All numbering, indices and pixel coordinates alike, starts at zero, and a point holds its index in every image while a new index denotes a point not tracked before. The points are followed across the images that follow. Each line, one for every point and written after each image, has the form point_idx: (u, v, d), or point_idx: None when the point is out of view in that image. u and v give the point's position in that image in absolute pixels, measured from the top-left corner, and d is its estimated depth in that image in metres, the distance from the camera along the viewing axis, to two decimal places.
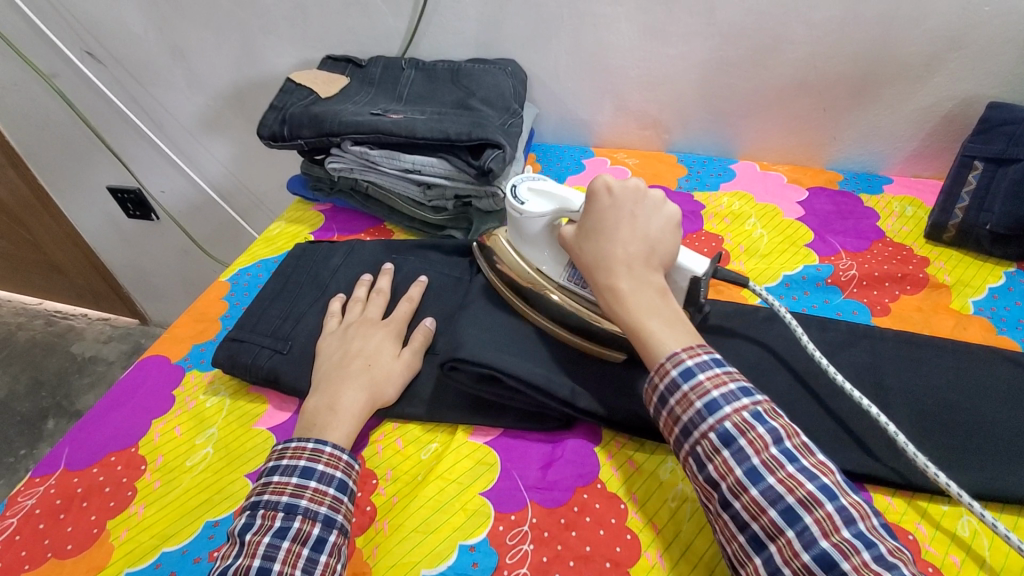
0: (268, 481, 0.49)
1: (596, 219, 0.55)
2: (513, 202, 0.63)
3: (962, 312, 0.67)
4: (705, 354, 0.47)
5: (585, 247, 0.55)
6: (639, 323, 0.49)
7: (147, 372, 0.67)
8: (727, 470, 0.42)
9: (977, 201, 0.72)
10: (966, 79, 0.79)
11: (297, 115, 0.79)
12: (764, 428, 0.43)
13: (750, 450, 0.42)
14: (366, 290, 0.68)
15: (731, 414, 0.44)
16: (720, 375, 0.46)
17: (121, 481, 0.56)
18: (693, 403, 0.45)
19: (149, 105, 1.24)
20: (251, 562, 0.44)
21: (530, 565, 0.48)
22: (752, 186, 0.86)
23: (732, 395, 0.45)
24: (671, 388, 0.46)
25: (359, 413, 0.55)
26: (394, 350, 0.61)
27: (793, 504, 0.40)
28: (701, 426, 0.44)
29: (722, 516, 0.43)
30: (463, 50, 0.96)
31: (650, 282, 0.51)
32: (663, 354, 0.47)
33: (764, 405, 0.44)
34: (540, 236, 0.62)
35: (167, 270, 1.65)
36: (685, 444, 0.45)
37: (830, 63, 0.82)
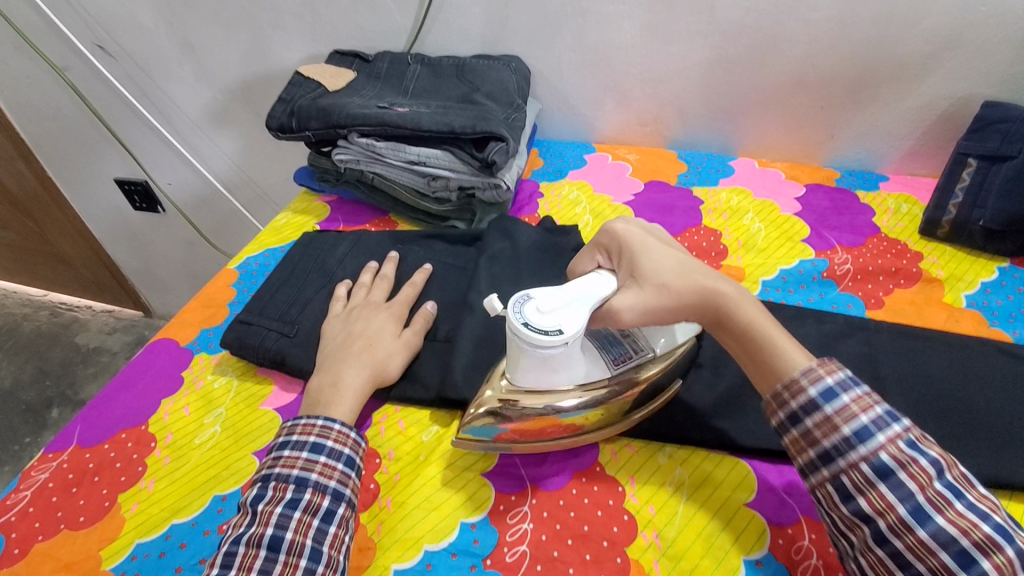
0: (279, 455, 0.50)
1: (651, 252, 0.52)
2: (545, 337, 0.47)
3: (955, 305, 0.68)
4: (840, 371, 0.46)
5: (675, 281, 0.51)
6: (771, 330, 0.49)
7: (156, 353, 0.68)
8: (887, 505, 0.41)
9: (971, 197, 0.74)
10: (962, 79, 0.80)
11: (305, 107, 0.80)
12: (926, 460, 0.41)
13: (913, 486, 0.41)
14: (371, 276, 0.69)
15: (886, 444, 0.42)
16: (865, 398, 0.44)
17: (131, 458, 0.58)
18: (838, 427, 0.44)
19: (157, 98, 1.26)
20: (263, 530, 0.46)
21: (529, 543, 0.50)
22: (750, 182, 0.88)
23: (882, 421, 0.43)
24: (809, 408, 0.45)
25: (361, 389, 0.56)
26: (395, 330, 0.62)
27: (968, 547, 0.38)
28: (850, 455, 0.43)
29: (873, 552, 0.41)
30: (468, 46, 0.98)
31: (739, 292, 0.52)
32: (809, 359, 0.47)
33: (915, 431, 0.43)
34: (576, 354, 0.51)
35: (172, 262, 1.67)
36: (825, 471, 0.44)
37: (829, 62, 0.83)
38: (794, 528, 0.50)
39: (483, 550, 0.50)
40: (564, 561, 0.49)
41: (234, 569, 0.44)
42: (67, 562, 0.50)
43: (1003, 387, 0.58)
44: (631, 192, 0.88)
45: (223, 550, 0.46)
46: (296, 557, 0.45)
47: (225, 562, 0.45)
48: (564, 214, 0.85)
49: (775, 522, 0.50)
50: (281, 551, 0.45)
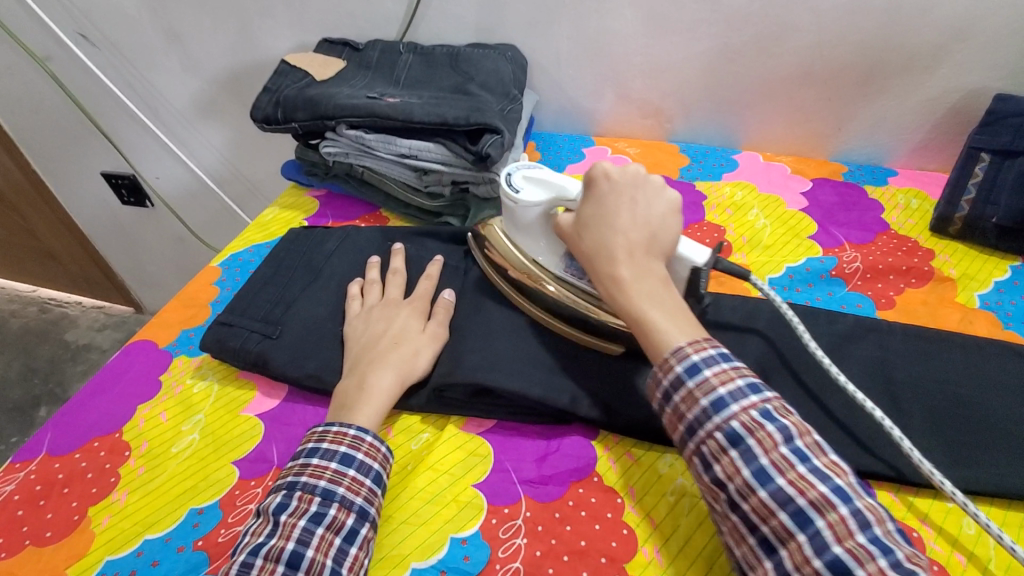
0: (307, 463, 0.48)
1: (597, 206, 0.54)
2: (505, 190, 0.60)
3: (968, 306, 0.65)
4: (712, 350, 0.45)
5: (585, 235, 0.53)
6: (642, 310, 0.48)
7: (133, 356, 0.65)
8: (734, 471, 0.41)
9: (983, 193, 0.71)
10: (975, 70, 0.77)
11: (291, 98, 0.77)
12: (775, 427, 0.41)
13: (793, 491, 0.39)
14: (379, 272, 0.66)
15: (739, 412, 0.42)
16: (727, 372, 0.44)
17: (103, 467, 0.55)
18: (698, 400, 0.43)
19: (142, 89, 1.22)
20: (285, 544, 0.43)
21: (523, 560, 0.47)
22: (755, 176, 0.85)
23: (738, 392, 0.43)
24: (675, 384, 0.45)
25: (391, 392, 0.54)
26: (420, 325, 0.60)
27: (805, 506, 0.38)
28: (707, 425, 0.43)
29: (730, 519, 0.42)
30: (462, 34, 0.94)
31: (651, 269, 0.50)
32: (670, 347, 0.46)
33: (774, 402, 0.43)
34: (532, 224, 0.61)
35: (161, 258, 1.63)
36: (690, 442, 0.44)
37: (837, 52, 0.80)
38: None
39: (474, 567, 0.47)
40: None
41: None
42: None
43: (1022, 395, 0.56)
44: None
45: (239, 561, 0.43)
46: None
47: (241, 573, 0.42)
48: None
49: None
50: (300, 569, 0.42)
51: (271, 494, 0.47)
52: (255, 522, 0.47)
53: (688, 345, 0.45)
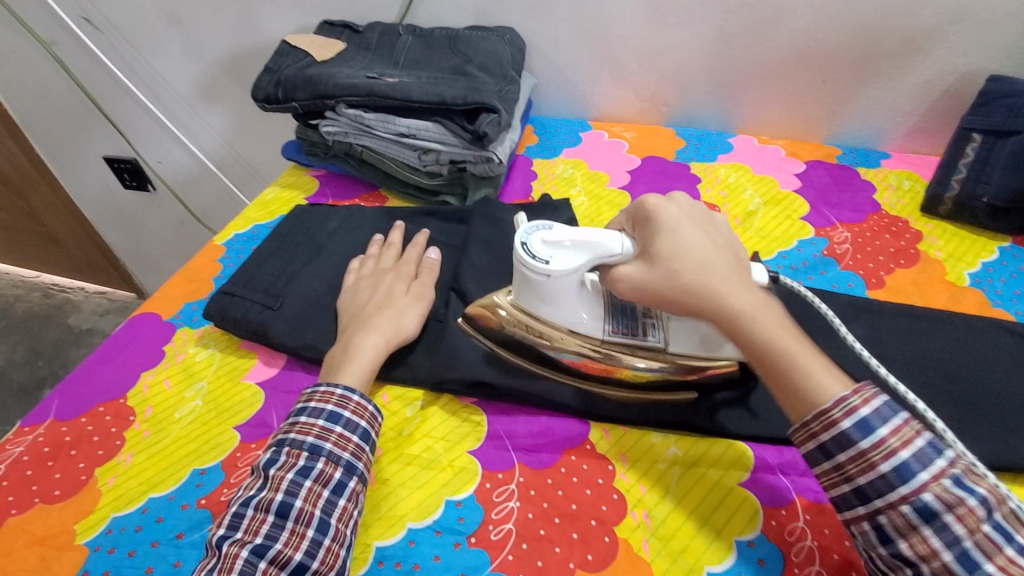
0: (295, 421, 0.49)
1: (676, 240, 0.48)
2: (534, 264, 0.51)
3: (957, 284, 0.67)
4: (877, 399, 0.41)
5: (686, 275, 0.47)
6: (789, 349, 0.44)
7: (137, 328, 0.67)
8: (931, 552, 0.37)
9: (974, 173, 0.72)
10: (969, 53, 0.78)
11: (291, 77, 0.78)
12: (975, 500, 0.37)
13: (963, 530, 0.36)
14: (379, 248, 0.67)
15: (930, 483, 0.38)
16: (903, 428, 0.40)
17: (110, 431, 0.56)
18: (874, 464, 0.39)
19: (145, 72, 1.23)
20: (274, 496, 0.45)
21: (516, 521, 0.49)
22: (749, 159, 0.86)
23: (926, 457, 0.38)
24: (842, 443, 0.41)
25: (378, 352, 0.56)
26: (404, 288, 0.62)
27: (972, 548, 0.36)
28: (891, 496, 0.39)
29: (879, 549, 0.40)
30: (461, 17, 0.95)
31: (765, 300, 0.47)
32: (835, 391, 0.42)
33: (960, 464, 0.38)
34: (564, 296, 0.53)
35: (164, 242, 1.65)
36: (862, 510, 0.40)
37: (832, 34, 0.81)
38: (789, 510, 0.49)
39: (467, 527, 0.48)
40: (550, 540, 0.47)
41: (241, 532, 0.44)
42: (41, 536, 0.49)
43: (1006, 369, 0.57)
44: (628, 170, 0.86)
45: (232, 512, 0.45)
46: (305, 527, 0.44)
47: (234, 524, 0.44)
48: (558, 192, 0.83)
49: (769, 504, 0.49)
50: (290, 519, 0.44)
51: (262, 451, 0.49)
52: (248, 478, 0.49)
53: (852, 393, 0.42)
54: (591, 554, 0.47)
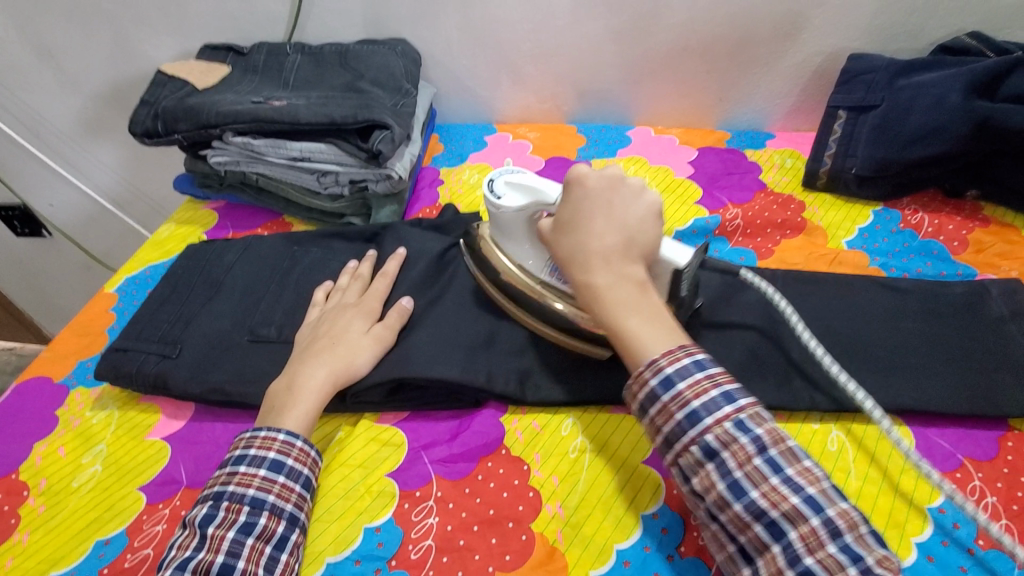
0: (235, 471, 0.48)
1: (574, 212, 0.51)
2: (488, 196, 0.59)
3: (838, 250, 0.71)
4: (686, 359, 0.44)
5: (563, 242, 0.52)
6: (622, 322, 0.47)
7: (25, 395, 0.62)
8: (710, 484, 0.41)
9: (843, 147, 0.77)
10: (831, 34, 0.84)
11: (170, 109, 0.74)
12: (748, 438, 0.41)
13: (766, 503, 0.39)
14: (348, 277, 0.65)
15: (713, 426, 0.41)
16: (701, 382, 0.43)
17: (3, 510, 0.53)
18: (672, 414, 0.43)
19: (21, 112, 1.14)
20: (213, 558, 0.44)
21: (435, 537, 0.49)
22: (646, 151, 0.89)
23: (713, 404, 0.42)
24: (651, 399, 0.44)
25: (321, 391, 0.54)
26: (364, 326, 0.59)
27: (777, 518, 0.39)
28: (683, 438, 0.42)
29: (710, 526, 0.43)
30: (351, 31, 0.93)
31: (628, 275, 0.48)
32: (646, 355, 0.45)
33: (749, 411, 0.42)
34: (518, 228, 0.59)
35: (71, 289, 1.52)
36: (668, 454, 0.43)
37: (708, 26, 0.85)
38: None
39: (387, 551, 0.48)
40: (470, 549, 0.48)
41: None
42: None
43: (884, 322, 0.61)
44: (533, 170, 0.87)
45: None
46: None
47: None
48: (465, 198, 0.83)
49: (669, 475, 0.51)
50: None
51: (198, 504, 0.48)
52: (180, 534, 0.47)
53: (660, 355, 0.44)
54: (509, 554, 0.48)
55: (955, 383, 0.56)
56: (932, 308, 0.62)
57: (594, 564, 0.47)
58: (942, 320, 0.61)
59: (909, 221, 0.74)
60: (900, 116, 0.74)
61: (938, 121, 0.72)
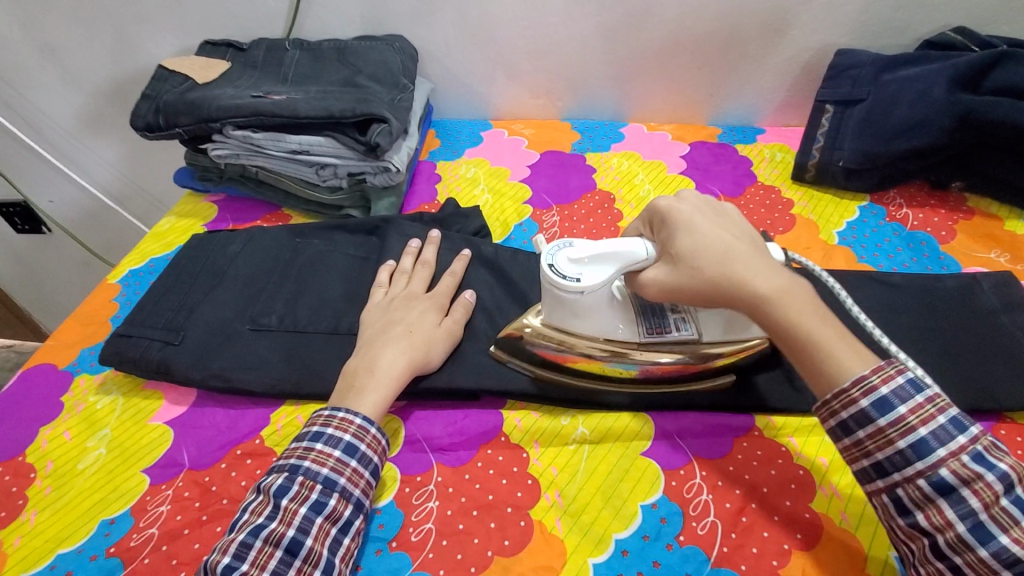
0: (310, 448, 0.49)
1: (695, 238, 0.48)
2: (565, 285, 0.51)
3: (830, 243, 0.73)
4: (898, 377, 0.42)
5: (709, 267, 0.47)
6: (827, 340, 0.44)
7: (30, 381, 0.63)
8: (946, 523, 0.40)
9: (830, 140, 0.79)
10: (819, 31, 0.85)
11: (170, 103, 0.76)
12: (996, 475, 0.39)
13: (977, 504, 0.39)
14: (411, 261, 0.66)
15: (946, 457, 0.40)
16: (924, 406, 0.42)
17: (10, 491, 0.54)
18: (891, 439, 0.42)
19: (20, 107, 1.15)
20: (285, 530, 0.45)
21: (435, 521, 0.50)
22: (640, 146, 0.90)
23: (923, 409, 0.42)
24: (861, 420, 0.43)
25: (399, 378, 0.54)
26: (436, 319, 0.60)
27: (986, 521, 0.39)
28: (886, 442, 0.42)
29: (897, 520, 0.42)
30: (349, 28, 0.95)
31: (796, 284, 0.47)
32: (855, 373, 0.43)
33: (954, 410, 0.42)
34: (599, 307, 0.54)
35: (68, 285, 1.53)
36: (861, 456, 0.44)
37: (700, 22, 0.86)
38: (686, 470, 0.53)
39: (388, 533, 0.50)
40: (469, 533, 0.49)
41: (247, 564, 0.43)
42: None
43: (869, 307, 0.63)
44: (529, 164, 0.89)
45: (238, 540, 0.44)
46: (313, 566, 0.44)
47: (239, 554, 0.43)
48: (462, 193, 0.85)
49: (668, 467, 0.53)
50: (298, 556, 0.44)
51: (272, 473, 0.48)
52: (251, 499, 0.48)
53: (872, 374, 0.43)
54: (508, 540, 0.49)
55: (934, 367, 0.58)
56: (914, 290, 0.64)
57: (594, 553, 0.48)
58: (927, 306, 0.63)
59: (895, 215, 0.76)
60: (885, 110, 0.76)
61: (924, 113, 0.73)
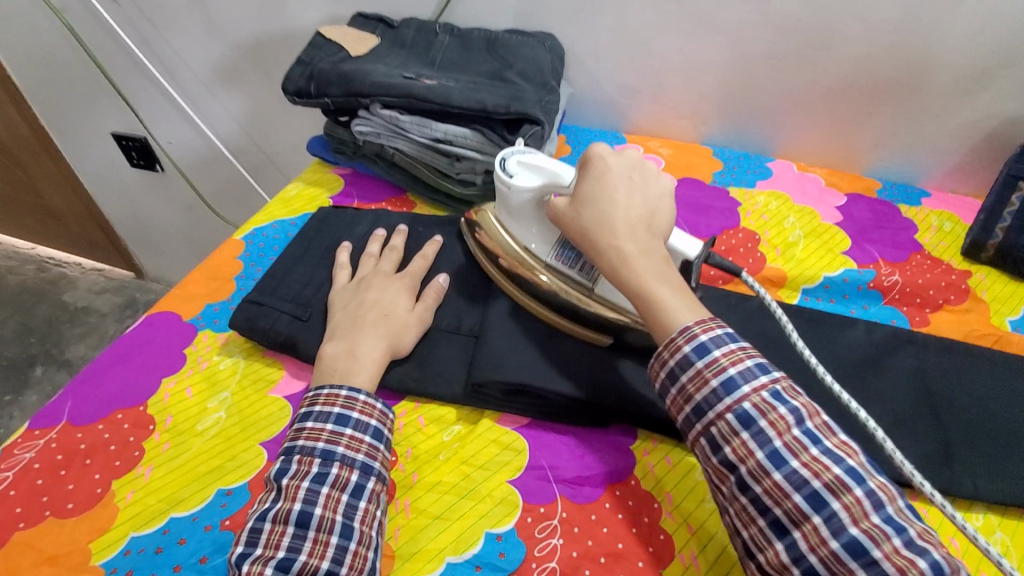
0: (302, 427, 0.48)
1: (594, 185, 0.53)
2: (500, 174, 0.60)
3: (1000, 329, 0.65)
4: (719, 329, 0.45)
5: (585, 214, 0.52)
6: (650, 290, 0.47)
7: (156, 328, 0.64)
8: (747, 453, 0.41)
9: (1020, 222, 0.71)
10: (1020, 96, 0.77)
11: (325, 72, 0.75)
12: (786, 408, 0.41)
13: (808, 474, 0.39)
14: (379, 246, 0.66)
15: (750, 394, 0.42)
16: (736, 352, 0.44)
17: (127, 441, 0.54)
18: (707, 380, 0.43)
19: (162, 51, 1.19)
20: (291, 505, 0.44)
21: (560, 560, 0.46)
22: (788, 186, 0.84)
23: (749, 373, 0.43)
24: (683, 365, 0.44)
25: (379, 361, 0.54)
26: (409, 303, 0.59)
27: (819, 489, 0.39)
28: (718, 407, 0.42)
29: (739, 500, 0.41)
30: (499, 18, 0.92)
31: (655, 248, 0.50)
32: (679, 323, 0.45)
33: (783, 383, 0.43)
34: (525, 210, 0.60)
35: (167, 224, 1.59)
36: (697, 424, 0.43)
37: (883, 65, 0.79)
38: None
39: (509, 564, 0.46)
40: None
41: (261, 548, 0.42)
42: (51, 554, 0.46)
43: None
44: None
45: (249, 527, 0.43)
46: (328, 534, 0.43)
47: (251, 540, 0.43)
48: None
49: None
50: (311, 528, 0.43)
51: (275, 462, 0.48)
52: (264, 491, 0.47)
53: (694, 324, 0.45)
54: None
55: None
56: None
57: None
58: None
59: None
60: None
61: None
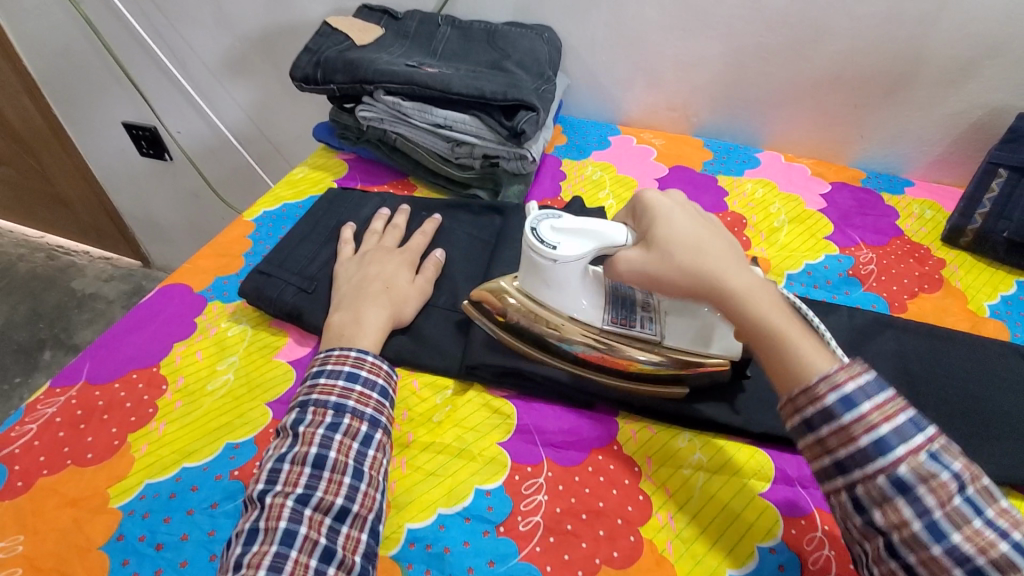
0: (315, 383, 0.51)
1: (668, 226, 0.50)
2: (543, 249, 0.53)
3: (978, 314, 0.68)
4: (864, 377, 0.41)
5: (679, 255, 0.48)
6: (782, 329, 0.45)
7: (168, 299, 0.67)
8: (901, 521, 0.38)
9: (997, 208, 0.74)
10: (1000, 90, 0.80)
11: (331, 60, 0.78)
12: (948, 475, 0.38)
13: (972, 550, 0.37)
14: (382, 223, 0.70)
15: (906, 457, 0.39)
16: (887, 406, 0.40)
17: (142, 399, 0.57)
18: (854, 437, 0.40)
19: (173, 42, 1.22)
20: (308, 449, 0.47)
21: (544, 514, 0.49)
22: (776, 175, 0.87)
23: (904, 432, 0.40)
24: (826, 416, 0.41)
25: (382, 328, 0.57)
26: (409, 276, 0.63)
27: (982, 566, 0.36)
28: (867, 468, 0.40)
29: (884, 564, 0.39)
30: (500, 12, 0.95)
31: (760, 283, 0.48)
32: (820, 367, 0.42)
33: (938, 442, 0.40)
34: (570, 279, 0.55)
35: (174, 213, 1.62)
36: (841, 480, 0.41)
37: (868, 59, 0.82)
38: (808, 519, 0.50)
39: (497, 517, 0.49)
40: (577, 535, 0.48)
41: (280, 485, 0.46)
42: (73, 498, 0.50)
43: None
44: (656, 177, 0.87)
45: (268, 468, 0.47)
46: (341, 474, 0.47)
47: (271, 478, 0.46)
48: (588, 195, 0.84)
49: (788, 513, 0.50)
50: (326, 468, 0.47)
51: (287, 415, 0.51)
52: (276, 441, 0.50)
53: (837, 369, 0.42)
54: (616, 551, 0.48)
55: None
56: None
57: None
58: None
59: None
60: None
61: None
